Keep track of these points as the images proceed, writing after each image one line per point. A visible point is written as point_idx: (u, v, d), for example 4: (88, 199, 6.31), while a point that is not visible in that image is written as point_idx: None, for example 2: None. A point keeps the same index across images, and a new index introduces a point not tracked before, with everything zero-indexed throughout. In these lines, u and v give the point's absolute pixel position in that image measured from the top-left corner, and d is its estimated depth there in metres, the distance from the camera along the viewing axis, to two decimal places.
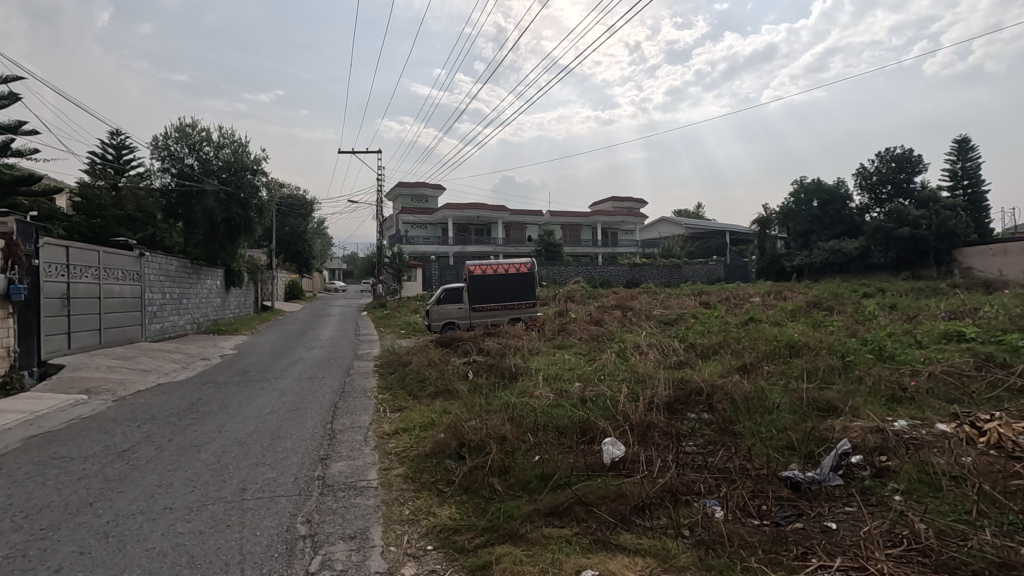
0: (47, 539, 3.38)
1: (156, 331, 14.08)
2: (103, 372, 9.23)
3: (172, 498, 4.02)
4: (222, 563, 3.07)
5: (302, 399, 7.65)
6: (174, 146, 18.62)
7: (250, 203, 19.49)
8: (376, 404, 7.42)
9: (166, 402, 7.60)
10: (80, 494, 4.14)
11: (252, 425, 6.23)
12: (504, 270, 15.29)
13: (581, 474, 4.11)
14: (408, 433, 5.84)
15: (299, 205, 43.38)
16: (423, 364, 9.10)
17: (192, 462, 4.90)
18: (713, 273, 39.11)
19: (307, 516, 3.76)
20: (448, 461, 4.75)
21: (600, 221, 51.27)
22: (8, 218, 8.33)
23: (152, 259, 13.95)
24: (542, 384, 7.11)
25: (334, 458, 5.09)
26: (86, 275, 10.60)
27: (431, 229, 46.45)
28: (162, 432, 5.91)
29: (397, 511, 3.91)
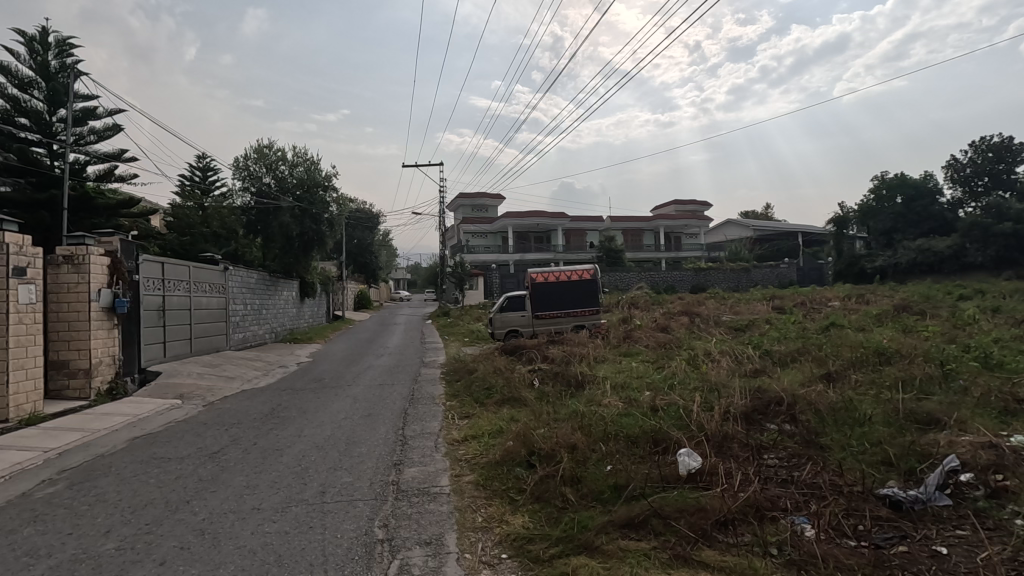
0: (151, 534, 3.64)
1: (239, 340, 15.01)
2: (194, 379, 9.91)
3: (260, 499, 4.24)
4: (307, 564, 3.18)
5: (375, 405, 7.91)
6: (254, 166, 20.00)
7: (321, 218, 20.40)
8: (444, 411, 7.53)
9: (249, 407, 8.05)
10: (178, 492, 4.46)
11: (328, 431, 6.47)
12: (566, 276, 15.22)
13: (655, 485, 3.98)
14: (477, 440, 5.89)
15: (366, 218, 45.17)
16: (489, 372, 9.18)
17: (276, 465, 5.16)
18: (785, 276, 37.24)
19: (384, 521, 3.84)
20: (519, 469, 4.73)
21: (662, 224, 50.35)
22: (113, 237, 9.16)
23: (235, 272, 14.90)
24: (610, 392, 6.95)
25: (407, 463, 5.19)
26: (178, 288, 11.48)
27: (491, 237, 47.04)
28: (247, 437, 6.25)
29: (471, 518, 3.92)
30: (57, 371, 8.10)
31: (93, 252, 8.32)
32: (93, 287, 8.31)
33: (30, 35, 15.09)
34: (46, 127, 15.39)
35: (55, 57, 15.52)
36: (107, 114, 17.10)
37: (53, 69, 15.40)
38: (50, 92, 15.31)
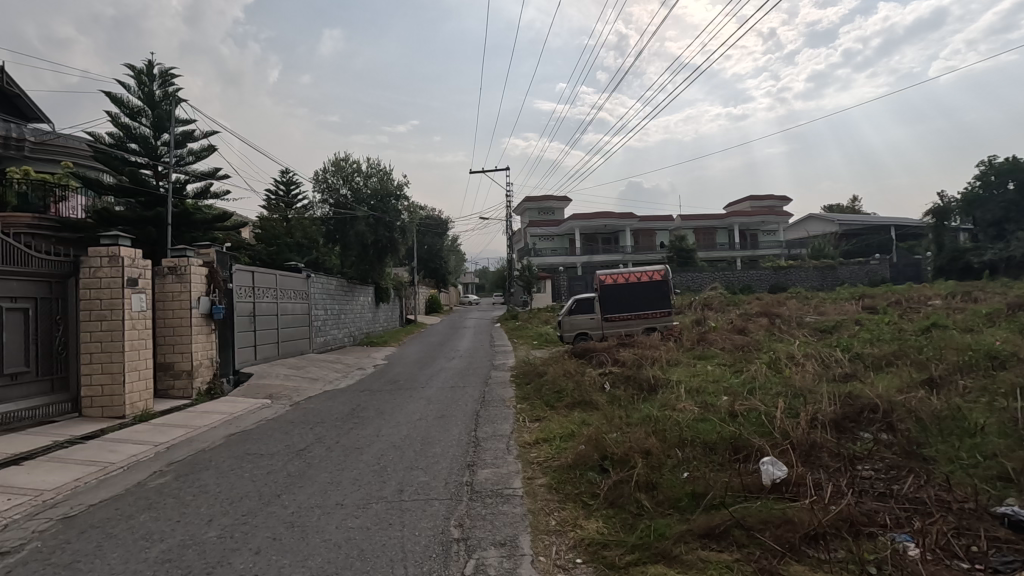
0: (247, 524, 3.92)
1: (320, 344, 15.85)
2: (282, 380, 10.57)
3: (343, 495, 4.46)
4: (388, 559, 3.30)
5: (448, 407, 8.10)
6: (331, 178, 21.20)
7: (394, 225, 21.18)
8: (515, 414, 7.58)
9: (331, 407, 8.49)
10: (270, 486, 4.78)
11: (404, 431, 6.70)
12: (637, 277, 14.90)
13: (736, 495, 3.81)
14: (549, 443, 5.88)
15: (435, 225, 46.37)
16: (559, 375, 9.13)
17: (356, 463, 5.40)
18: (876, 274, 34.54)
19: (459, 520, 3.92)
20: (591, 473, 4.67)
21: (736, 222, 48.21)
22: (210, 249, 9.95)
23: (317, 279, 15.77)
24: (685, 397, 6.72)
25: (480, 464, 5.28)
26: (267, 295, 12.32)
27: (558, 240, 46.87)
28: (330, 435, 6.59)
29: (544, 521, 3.92)
30: (165, 372, 8.90)
31: (193, 263, 9.07)
32: (193, 295, 9.07)
33: (139, 69, 16.73)
34: (153, 151, 16.99)
35: (159, 87, 17.09)
36: (203, 136, 18.63)
37: (158, 97, 16.99)
38: (156, 119, 16.90)
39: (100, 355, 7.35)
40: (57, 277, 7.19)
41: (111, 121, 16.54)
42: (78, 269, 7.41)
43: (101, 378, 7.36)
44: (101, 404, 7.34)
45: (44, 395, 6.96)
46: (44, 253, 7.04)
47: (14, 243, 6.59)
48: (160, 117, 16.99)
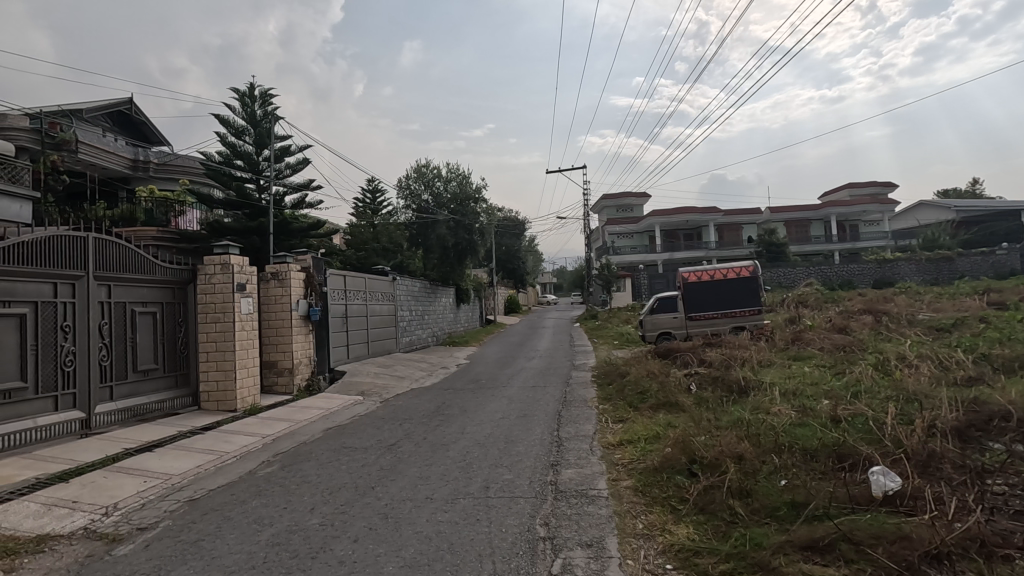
0: (345, 513, 4.16)
1: (406, 343, 16.52)
2: (372, 378, 11.13)
3: (432, 489, 4.62)
4: (476, 553, 3.38)
5: (530, 406, 8.17)
6: (414, 185, 22.28)
7: (473, 228, 21.67)
8: (598, 414, 7.49)
9: (418, 404, 8.82)
10: (364, 478, 5.05)
11: (487, 428, 6.84)
12: (723, 274, 14.25)
13: (841, 506, 3.54)
14: (633, 445, 5.76)
15: (512, 226, 46.88)
16: (642, 375, 8.90)
17: (443, 458, 5.58)
18: (1004, 266, 30.78)
19: (545, 519, 3.94)
20: (679, 476, 4.52)
21: (834, 212, 44.77)
22: (307, 255, 10.67)
23: (402, 282, 16.46)
24: (780, 400, 6.34)
25: (563, 464, 5.27)
26: (357, 297, 13.01)
27: (638, 237, 45.75)
28: (418, 431, 6.86)
29: (631, 524, 3.84)
30: (270, 370, 9.64)
31: (293, 268, 9.77)
32: (293, 298, 9.76)
33: (243, 91, 18.27)
34: (256, 166, 18.48)
35: (261, 106, 18.57)
36: (299, 150, 20.01)
37: (260, 116, 18.46)
38: (258, 137, 18.37)
39: (215, 353, 8.11)
40: (179, 283, 7.98)
41: (220, 140, 18.17)
42: (195, 276, 8.18)
43: (216, 374, 8.10)
44: (217, 398, 8.07)
45: (170, 389, 7.77)
46: (167, 262, 7.84)
47: (145, 254, 7.37)
48: (261, 135, 18.47)
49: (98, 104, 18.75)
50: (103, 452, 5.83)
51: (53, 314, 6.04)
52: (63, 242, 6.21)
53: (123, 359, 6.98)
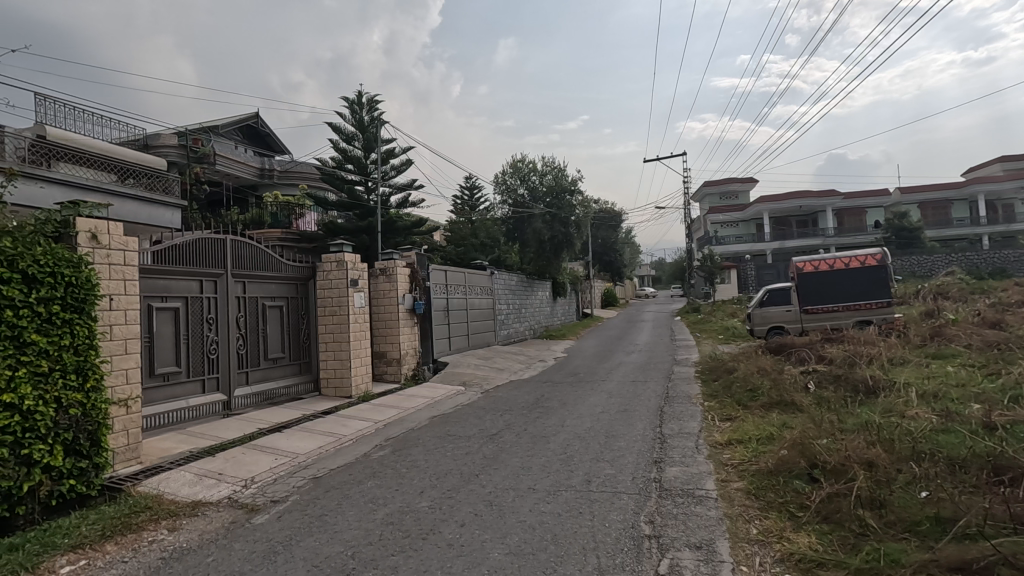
0: (452, 498, 4.33)
1: (504, 336, 16.85)
2: (473, 370, 11.47)
3: (534, 480, 4.67)
4: (580, 546, 3.36)
5: (630, 401, 7.98)
6: (510, 180, 22.60)
7: (569, 221, 21.63)
8: (703, 412, 7.15)
9: (517, 396, 8.96)
10: (469, 466, 5.22)
11: (588, 422, 6.78)
12: (844, 264, 12.98)
13: (999, 525, 3.09)
14: (744, 445, 5.43)
15: (609, 218, 45.91)
16: (752, 372, 8.37)
17: (545, 450, 5.62)
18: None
19: (650, 517, 3.83)
20: (798, 481, 4.20)
21: (982, 191, 39.20)
22: (411, 252, 11.22)
23: (500, 276, 16.79)
24: (916, 402, 5.68)
25: (668, 462, 5.10)
26: (458, 292, 13.45)
27: (744, 226, 43.02)
28: (518, 423, 6.97)
29: (744, 529, 3.62)
30: (380, 360, 10.24)
31: (399, 265, 10.31)
32: (399, 292, 10.29)
33: (352, 100, 19.58)
34: (365, 168, 19.70)
35: (368, 113, 19.82)
36: (402, 151, 21.03)
37: (367, 122, 19.70)
38: (366, 141, 19.58)
39: (333, 344, 8.77)
40: (301, 279, 8.71)
41: (333, 146, 19.56)
42: (315, 273, 8.89)
43: (334, 363, 8.77)
44: (335, 385, 8.74)
45: (295, 376, 8.53)
46: (291, 260, 8.59)
47: (272, 253, 8.13)
48: (369, 140, 19.65)
49: (231, 120, 20.99)
50: (242, 431, 6.53)
51: (200, 307, 6.85)
52: (206, 244, 7.00)
53: (256, 349, 7.76)
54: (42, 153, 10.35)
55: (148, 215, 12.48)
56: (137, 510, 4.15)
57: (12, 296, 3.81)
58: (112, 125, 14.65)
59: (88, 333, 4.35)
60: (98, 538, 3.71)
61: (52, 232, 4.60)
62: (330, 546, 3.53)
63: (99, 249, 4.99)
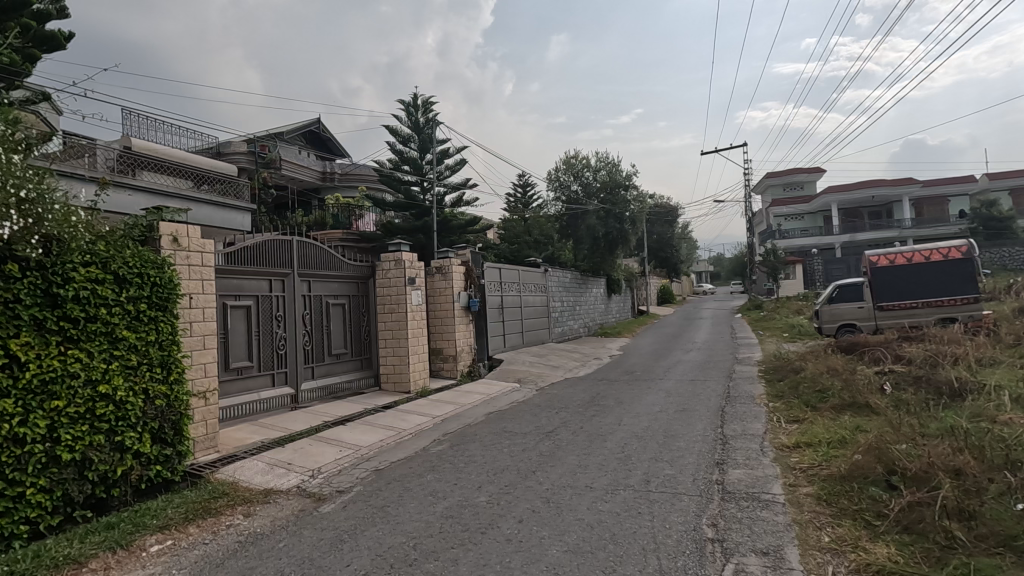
0: (510, 494, 4.35)
1: (558, 334, 16.80)
2: (528, 367, 11.49)
3: (591, 479, 4.62)
4: (640, 547, 3.31)
5: (690, 401, 7.75)
6: (563, 176, 22.50)
7: (624, 216, 21.36)
8: (767, 413, 6.86)
9: (573, 394, 8.91)
10: (525, 463, 5.23)
11: (645, 422, 6.65)
12: (923, 257, 12.14)
13: None
14: (813, 449, 5.17)
15: (665, 212, 44.89)
16: (821, 371, 7.95)
17: (602, 449, 5.55)
18: None
19: (713, 520, 3.72)
20: (874, 488, 3.95)
21: None
22: (466, 250, 11.36)
23: (554, 273, 16.74)
24: (1010, 406, 5.22)
25: (730, 464, 4.92)
26: (512, 289, 13.53)
27: (810, 218, 40.93)
28: (574, 421, 6.92)
29: (815, 536, 3.45)
30: (436, 356, 10.44)
31: (454, 263, 10.46)
32: (455, 290, 10.45)
33: (408, 103, 20.04)
34: (420, 169, 20.13)
35: (423, 115, 20.22)
36: (456, 151, 21.33)
37: (422, 124, 20.12)
38: (421, 143, 20.02)
39: (392, 340, 9.03)
40: (362, 277, 8.99)
41: (390, 148, 20.09)
42: (374, 272, 9.16)
43: (393, 359, 9.02)
44: (394, 380, 8.98)
45: (357, 371, 8.83)
46: (352, 259, 8.89)
47: (334, 252, 8.45)
48: (424, 141, 20.07)
49: (295, 126, 21.96)
50: (308, 423, 6.83)
51: (269, 305, 7.21)
52: (274, 245, 7.36)
53: (321, 345, 8.09)
54: (128, 163, 11.19)
55: (222, 218, 13.27)
56: (216, 496, 4.43)
57: (107, 296, 4.14)
58: (188, 134, 15.66)
59: (172, 329, 4.68)
60: (183, 520, 3.99)
61: (139, 236, 4.98)
62: (393, 537, 3.63)
63: (179, 251, 5.34)
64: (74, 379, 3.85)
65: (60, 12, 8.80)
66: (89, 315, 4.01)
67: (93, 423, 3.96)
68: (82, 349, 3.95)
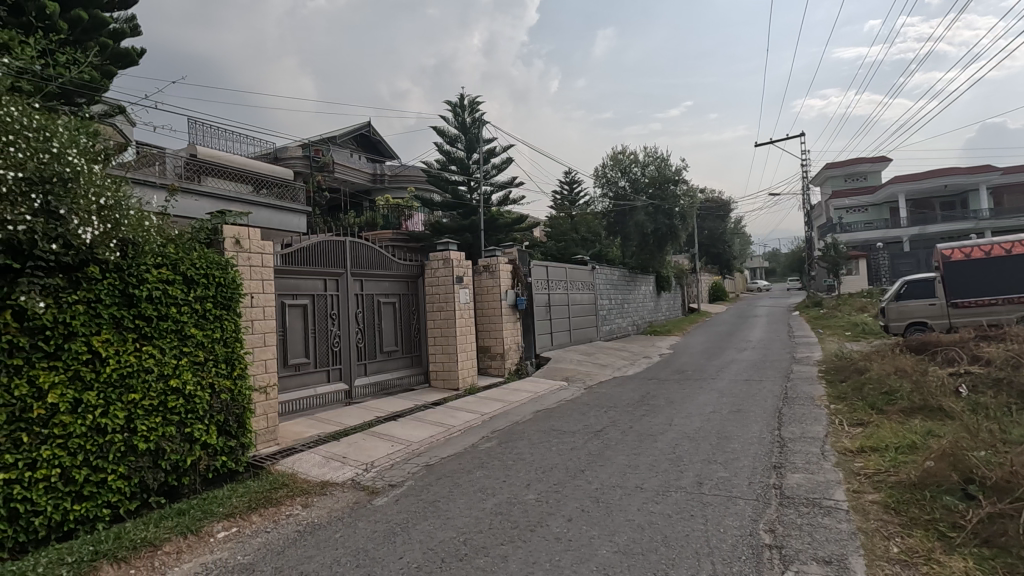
0: (559, 493, 4.34)
1: (606, 332, 16.61)
2: (576, 365, 11.43)
3: (641, 479, 4.55)
4: (693, 550, 3.23)
5: (744, 401, 7.50)
6: (611, 172, 22.25)
7: (674, 212, 20.90)
8: (829, 415, 6.55)
9: (622, 393, 8.79)
10: (574, 461, 5.20)
11: (697, 422, 6.49)
12: (1001, 250, 11.35)
13: None
14: (879, 454, 4.90)
15: (717, 207, 43.56)
16: (888, 372, 7.53)
17: (652, 449, 5.46)
18: None
19: (770, 525, 3.59)
20: (948, 497, 3.71)
21: None
22: (513, 249, 11.40)
23: (601, 270, 16.56)
24: None
25: (788, 467, 4.74)
26: (559, 287, 13.47)
27: (874, 210, 38.76)
28: (624, 420, 6.83)
29: (882, 546, 3.27)
30: (484, 354, 10.53)
31: (502, 261, 10.52)
32: (502, 288, 10.51)
33: (455, 103, 20.29)
34: (467, 168, 20.34)
35: (470, 114, 20.42)
36: (503, 150, 21.43)
37: (469, 124, 20.33)
38: (468, 142, 20.22)
39: (441, 338, 9.18)
40: (412, 277, 9.17)
41: (438, 149, 20.40)
42: (423, 271, 9.34)
43: (442, 357, 9.17)
44: (443, 377, 9.13)
45: (407, 368, 9.02)
46: (402, 258, 9.09)
47: (385, 252, 8.67)
48: (471, 141, 20.26)
49: (347, 130, 22.63)
50: (362, 418, 7.04)
51: (324, 304, 7.47)
52: (329, 246, 7.62)
53: (373, 342, 8.32)
54: (194, 170, 11.83)
55: (279, 220, 13.84)
56: (277, 486, 4.64)
57: (177, 295, 4.40)
58: (248, 141, 16.41)
59: (235, 326, 4.93)
60: (247, 509, 4.19)
61: (205, 238, 5.25)
62: (444, 531, 3.69)
63: (241, 252, 5.61)
64: (147, 374, 4.11)
65: (133, 30, 9.41)
66: (161, 314, 4.27)
67: (166, 415, 4.22)
68: (155, 346, 4.22)
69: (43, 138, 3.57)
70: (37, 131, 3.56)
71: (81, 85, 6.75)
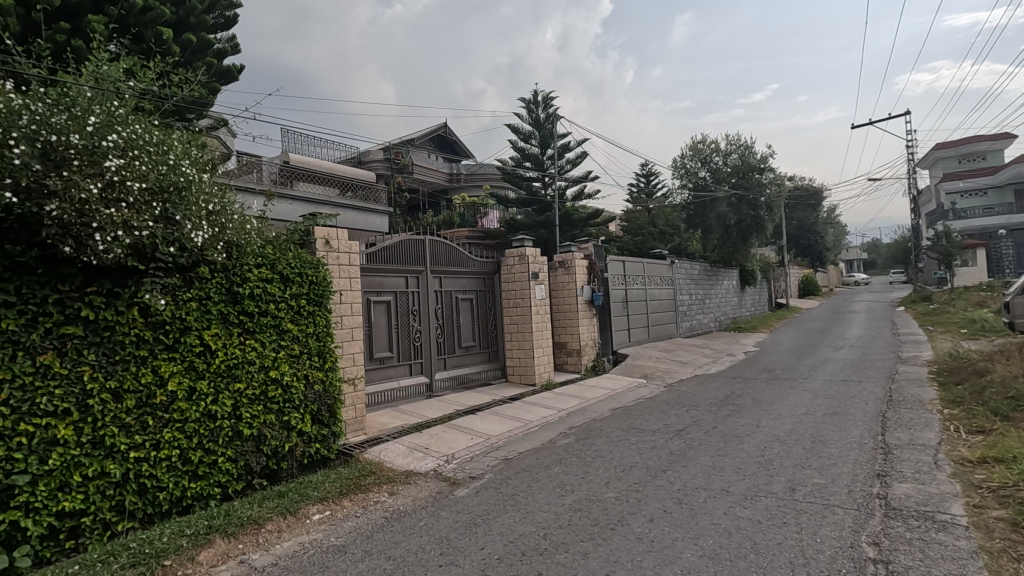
0: (639, 492, 4.25)
1: (686, 328, 16.03)
2: (655, 362, 11.12)
3: (727, 482, 4.36)
4: (787, 560, 3.05)
5: (841, 403, 6.98)
6: (690, 163, 21.33)
7: (759, 202, 19.79)
8: (942, 421, 5.94)
9: (705, 392, 8.46)
10: (655, 461, 5.07)
11: (788, 424, 6.11)
12: None
13: None
14: (1004, 465, 4.39)
15: (808, 195, 40.77)
16: (1014, 375, 6.71)
17: (738, 451, 5.21)
18: None
19: (874, 538, 3.31)
20: None
21: None
22: (588, 244, 11.26)
23: (680, 265, 15.97)
24: None
25: (894, 476, 4.36)
26: (637, 282, 13.17)
27: (996, 194, 34.51)
28: (707, 420, 6.56)
29: (1010, 569, 2.93)
30: (560, 350, 10.51)
31: (577, 257, 10.43)
32: (577, 284, 10.43)
33: (529, 100, 20.34)
34: (541, 164, 20.33)
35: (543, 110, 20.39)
36: (577, 144, 21.22)
37: (543, 120, 20.29)
38: (542, 138, 20.19)
39: (518, 334, 9.26)
40: (489, 273, 9.31)
41: (513, 146, 20.54)
42: (500, 267, 9.46)
43: (519, 352, 9.25)
44: (520, 373, 9.21)
45: (485, 363, 9.18)
46: (478, 255, 9.25)
47: (463, 250, 8.85)
48: (545, 136, 20.22)
49: (425, 132, 23.33)
50: (442, 411, 7.25)
51: (406, 300, 7.76)
52: (409, 245, 7.89)
53: (452, 337, 8.54)
54: (287, 176, 12.69)
55: (364, 221, 14.52)
56: (366, 473, 4.89)
57: (275, 293, 4.74)
58: (333, 146, 17.33)
59: (326, 321, 5.23)
60: (339, 494, 4.45)
61: (299, 239, 5.61)
62: (524, 525, 3.73)
63: (331, 252, 5.93)
64: (251, 365, 4.48)
65: (235, 48, 10.22)
66: (262, 310, 4.62)
67: (267, 403, 4.57)
68: (257, 340, 4.57)
69: (162, 152, 3.94)
70: (157, 145, 3.93)
71: (192, 102, 7.42)
